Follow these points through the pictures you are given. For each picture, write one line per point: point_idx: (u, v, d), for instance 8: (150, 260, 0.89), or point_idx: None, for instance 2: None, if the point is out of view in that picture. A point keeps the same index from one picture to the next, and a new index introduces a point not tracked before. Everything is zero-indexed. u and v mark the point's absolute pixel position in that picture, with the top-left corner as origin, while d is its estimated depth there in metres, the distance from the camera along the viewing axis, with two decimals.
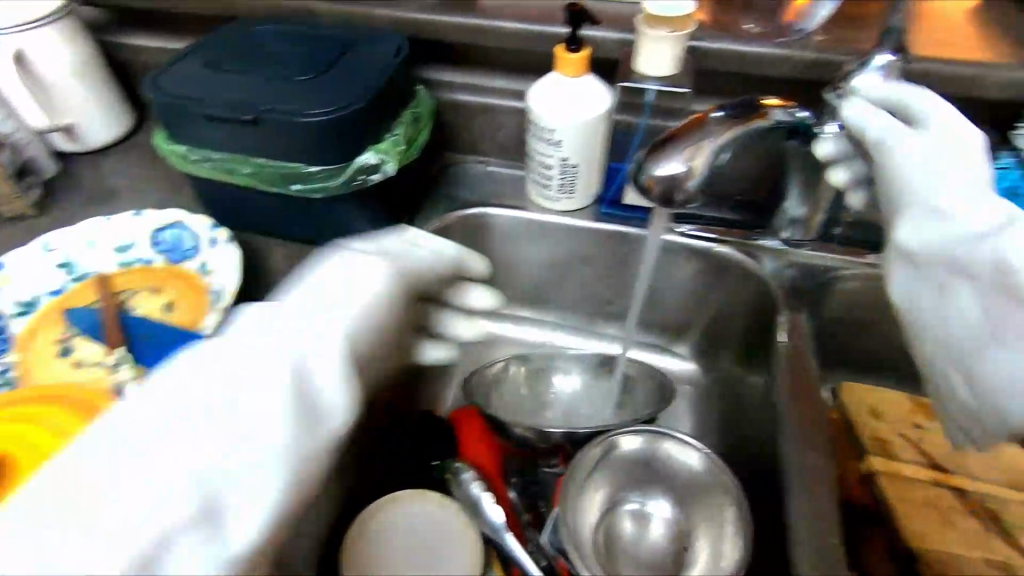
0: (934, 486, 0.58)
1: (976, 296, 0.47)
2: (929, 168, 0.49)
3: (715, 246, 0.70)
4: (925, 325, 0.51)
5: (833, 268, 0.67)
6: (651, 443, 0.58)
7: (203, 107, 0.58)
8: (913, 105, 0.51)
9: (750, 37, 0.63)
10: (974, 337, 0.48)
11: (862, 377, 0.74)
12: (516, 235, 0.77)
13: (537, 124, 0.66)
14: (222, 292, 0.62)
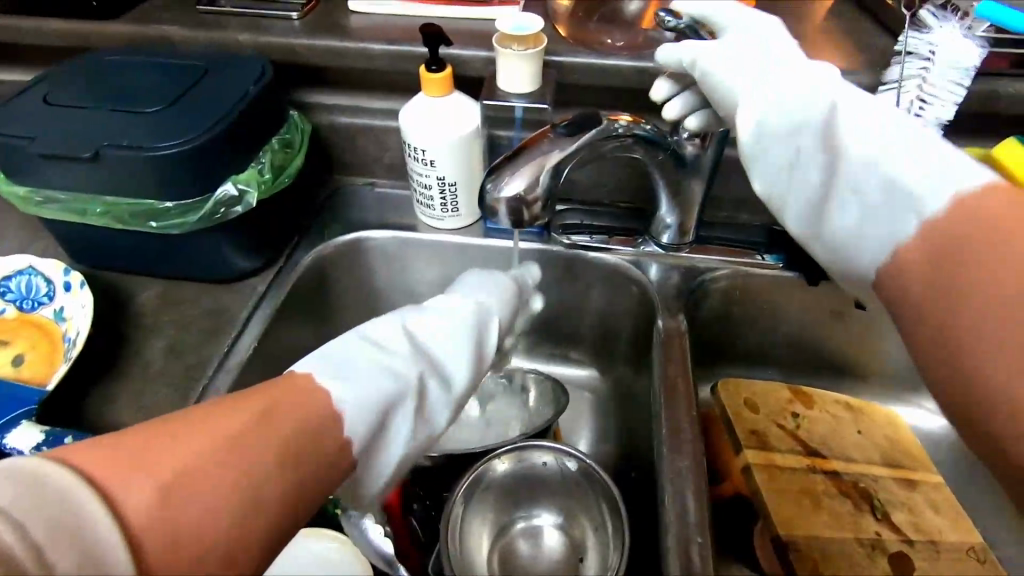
0: (808, 473, 0.61)
1: (815, 178, 0.52)
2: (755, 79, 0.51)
3: (603, 256, 0.71)
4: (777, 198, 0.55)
5: (708, 268, 0.70)
6: (522, 458, 0.56)
7: (38, 147, 0.55)
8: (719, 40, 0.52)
9: (609, 50, 0.65)
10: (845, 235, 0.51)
11: (752, 370, 0.76)
12: (406, 256, 0.76)
13: (410, 146, 0.66)
14: (75, 339, 0.58)
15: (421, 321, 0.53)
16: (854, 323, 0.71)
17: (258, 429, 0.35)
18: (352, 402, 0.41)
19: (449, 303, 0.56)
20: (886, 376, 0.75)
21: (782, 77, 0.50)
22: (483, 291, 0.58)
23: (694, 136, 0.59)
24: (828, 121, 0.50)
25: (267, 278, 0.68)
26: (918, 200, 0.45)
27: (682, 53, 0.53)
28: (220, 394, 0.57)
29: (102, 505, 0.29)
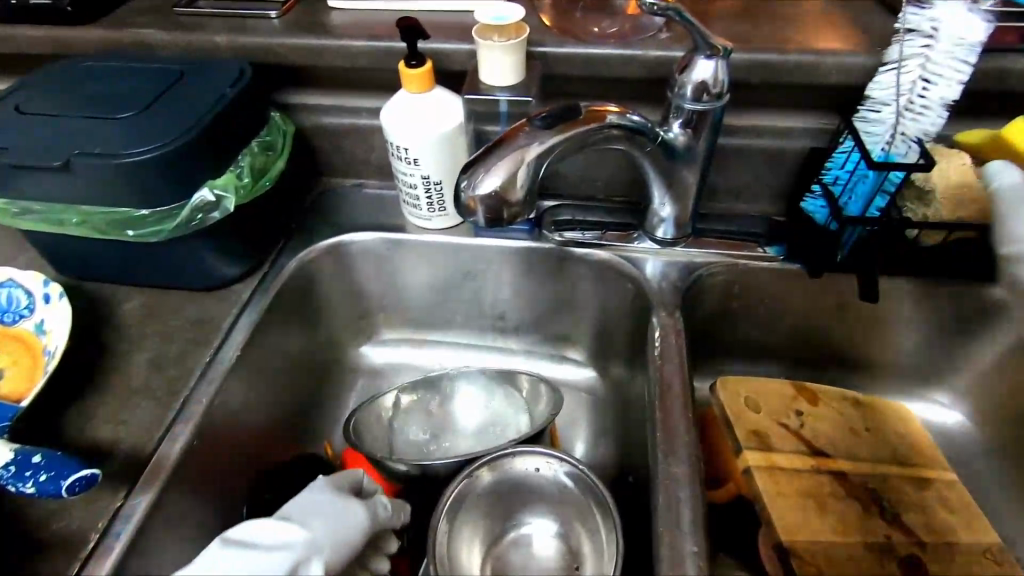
0: (813, 473, 0.58)
1: None
2: None
3: (595, 252, 0.69)
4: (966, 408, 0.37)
5: (705, 263, 0.67)
6: (511, 463, 0.55)
7: (9, 156, 0.54)
8: None
9: (596, 39, 0.63)
10: None
11: (756, 367, 0.73)
12: (395, 259, 0.74)
13: (393, 144, 0.64)
14: (54, 352, 0.56)
15: (243, 548, 0.46)
16: (861, 316, 0.68)
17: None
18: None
19: (269, 539, 0.47)
20: (897, 370, 0.71)
21: None
22: (314, 515, 0.50)
23: (685, 126, 0.57)
24: None
25: (251, 284, 0.67)
26: None
27: None
28: (201, 406, 0.56)
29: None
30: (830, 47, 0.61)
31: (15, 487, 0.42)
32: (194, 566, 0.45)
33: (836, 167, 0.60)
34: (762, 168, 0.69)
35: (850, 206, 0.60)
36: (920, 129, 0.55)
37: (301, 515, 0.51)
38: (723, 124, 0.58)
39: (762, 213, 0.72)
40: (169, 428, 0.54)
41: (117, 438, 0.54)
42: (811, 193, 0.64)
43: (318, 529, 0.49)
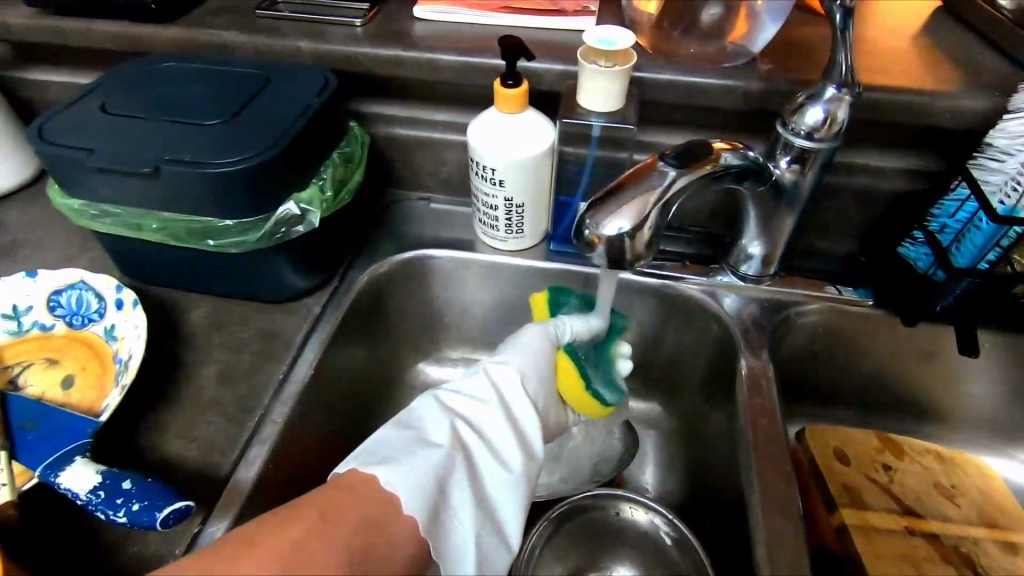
0: (905, 534, 0.56)
1: None
2: None
3: (676, 285, 0.66)
4: None
5: (790, 304, 0.65)
6: (599, 504, 0.54)
7: (96, 159, 0.52)
8: None
9: (696, 67, 0.60)
10: None
11: (831, 411, 0.71)
12: (464, 277, 0.72)
13: (478, 163, 0.61)
14: (127, 362, 0.55)
15: (454, 393, 0.51)
16: (949, 367, 0.66)
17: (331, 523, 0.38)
18: (410, 490, 0.42)
19: (482, 390, 0.52)
20: (979, 424, 0.69)
21: None
22: (540, 361, 0.55)
23: (793, 163, 0.54)
24: None
25: (322, 298, 0.65)
26: None
27: None
28: (276, 428, 0.54)
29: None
30: (942, 87, 0.59)
31: (107, 515, 0.41)
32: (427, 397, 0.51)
33: (945, 215, 0.58)
34: (853, 207, 0.66)
35: (957, 256, 0.57)
36: None
37: (498, 358, 0.55)
38: (831, 163, 0.55)
39: (846, 252, 0.69)
40: (243, 450, 0.52)
41: (190, 456, 0.52)
42: (912, 239, 0.62)
43: (520, 367, 0.53)
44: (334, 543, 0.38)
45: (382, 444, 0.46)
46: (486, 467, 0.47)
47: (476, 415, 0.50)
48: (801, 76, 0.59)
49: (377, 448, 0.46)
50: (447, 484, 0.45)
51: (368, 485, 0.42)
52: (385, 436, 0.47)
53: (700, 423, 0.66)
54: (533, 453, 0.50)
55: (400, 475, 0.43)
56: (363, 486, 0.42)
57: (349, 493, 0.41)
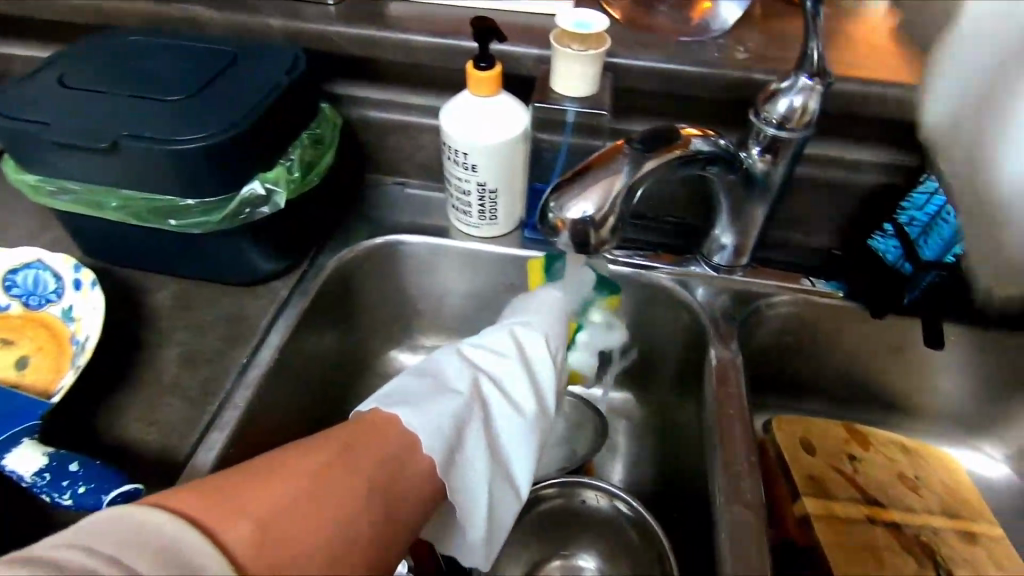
0: (867, 523, 0.56)
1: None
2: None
3: (650, 274, 0.66)
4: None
5: (761, 295, 0.65)
6: (564, 493, 0.53)
7: (53, 133, 0.50)
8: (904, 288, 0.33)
9: (673, 54, 0.60)
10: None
11: (801, 402, 0.71)
12: (438, 264, 0.71)
13: (450, 147, 0.60)
14: (83, 344, 0.53)
15: (476, 348, 0.53)
16: (917, 360, 0.66)
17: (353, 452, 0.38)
18: (431, 430, 0.43)
19: (504, 345, 0.53)
20: (946, 417, 0.69)
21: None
22: (557, 323, 0.57)
23: (765, 153, 0.54)
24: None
25: (290, 282, 0.64)
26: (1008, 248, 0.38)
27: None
28: (237, 413, 0.53)
29: (204, 545, 0.30)
30: (916, 80, 0.58)
31: (51, 498, 0.40)
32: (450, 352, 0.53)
33: (914, 207, 0.58)
34: (827, 199, 0.66)
35: (925, 249, 0.58)
36: None
37: (518, 318, 0.57)
38: (803, 153, 0.55)
39: (820, 244, 0.69)
40: (203, 435, 0.51)
41: (146, 440, 0.51)
42: (882, 232, 0.62)
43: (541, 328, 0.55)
44: (358, 478, 0.37)
45: (405, 388, 0.47)
46: (503, 420, 0.49)
47: (498, 370, 0.52)
48: (777, 65, 0.59)
49: (400, 390, 0.47)
50: (465, 429, 0.46)
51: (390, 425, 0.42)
52: (408, 381, 0.48)
53: (671, 413, 0.66)
54: (547, 410, 0.52)
55: (423, 415, 0.44)
56: (386, 423, 0.42)
57: (369, 432, 0.40)
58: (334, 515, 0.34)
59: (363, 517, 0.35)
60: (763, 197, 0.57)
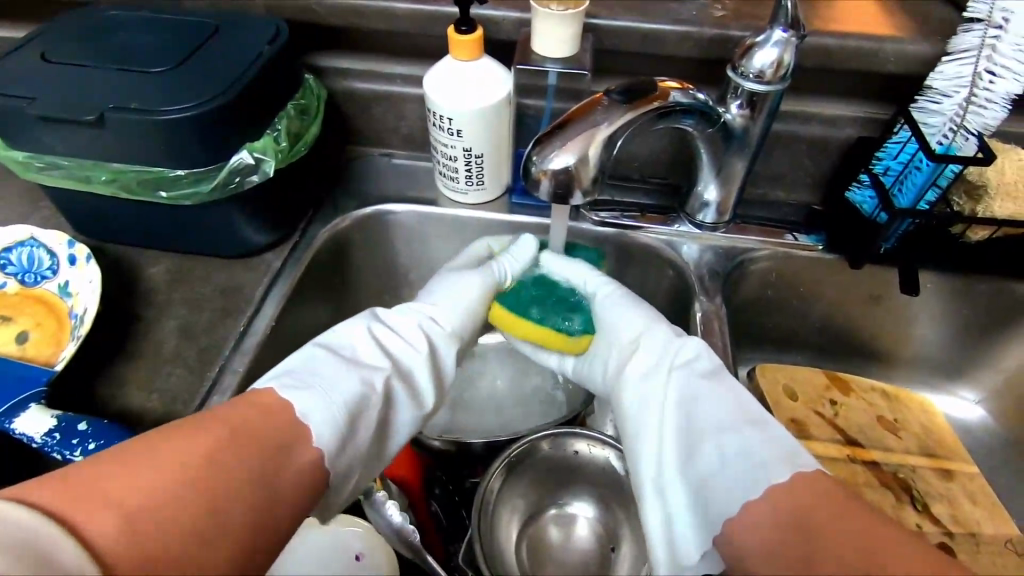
0: (847, 462, 0.59)
1: (715, 452, 0.44)
2: (694, 421, 0.46)
3: (636, 234, 0.67)
4: (706, 421, 0.46)
5: (745, 250, 0.66)
6: (556, 443, 0.55)
7: (38, 107, 0.51)
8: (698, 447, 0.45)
9: (651, 14, 0.61)
10: (713, 453, 0.44)
11: (785, 354, 0.73)
12: (426, 233, 0.72)
13: (434, 113, 0.61)
14: (82, 317, 0.54)
15: (388, 330, 0.53)
16: (894, 309, 0.68)
17: (240, 443, 0.38)
18: (324, 420, 0.42)
19: (416, 337, 0.53)
20: (923, 363, 0.72)
21: (716, 410, 0.46)
22: (473, 306, 0.57)
23: (743, 107, 0.56)
24: (695, 426, 0.46)
25: (282, 253, 0.65)
26: (692, 420, 0.46)
27: (701, 425, 0.46)
28: (237, 378, 0.54)
29: (66, 544, 0.31)
30: (890, 32, 0.60)
31: (63, 455, 0.44)
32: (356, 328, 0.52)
33: (889, 157, 0.60)
34: (806, 155, 0.68)
35: (900, 197, 0.60)
36: (981, 121, 0.53)
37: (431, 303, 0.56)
38: (780, 107, 0.57)
39: (799, 200, 0.71)
40: (204, 400, 0.53)
41: (148, 407, 0.52)
42: (859, 183, 0.63)
43: (452, 316, 0.55)
44: (241, 460, 0.37)
45: (309, 369, 0.46)
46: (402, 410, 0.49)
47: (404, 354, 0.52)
48: (753, 22, 0.60)
49: (303, 372, 0.45)
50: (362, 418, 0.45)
51: (283, 410, 0.42)
52: (314, 358, 0.47)
53: None
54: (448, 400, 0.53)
55: (316, 405, 0.43)
56: (276, 405, 0.42)
57: (256, 411, 0.40)
58: (215, 498, 0.35)
59: (248, 492, 0.37)
60: (744, 150, 0.59)
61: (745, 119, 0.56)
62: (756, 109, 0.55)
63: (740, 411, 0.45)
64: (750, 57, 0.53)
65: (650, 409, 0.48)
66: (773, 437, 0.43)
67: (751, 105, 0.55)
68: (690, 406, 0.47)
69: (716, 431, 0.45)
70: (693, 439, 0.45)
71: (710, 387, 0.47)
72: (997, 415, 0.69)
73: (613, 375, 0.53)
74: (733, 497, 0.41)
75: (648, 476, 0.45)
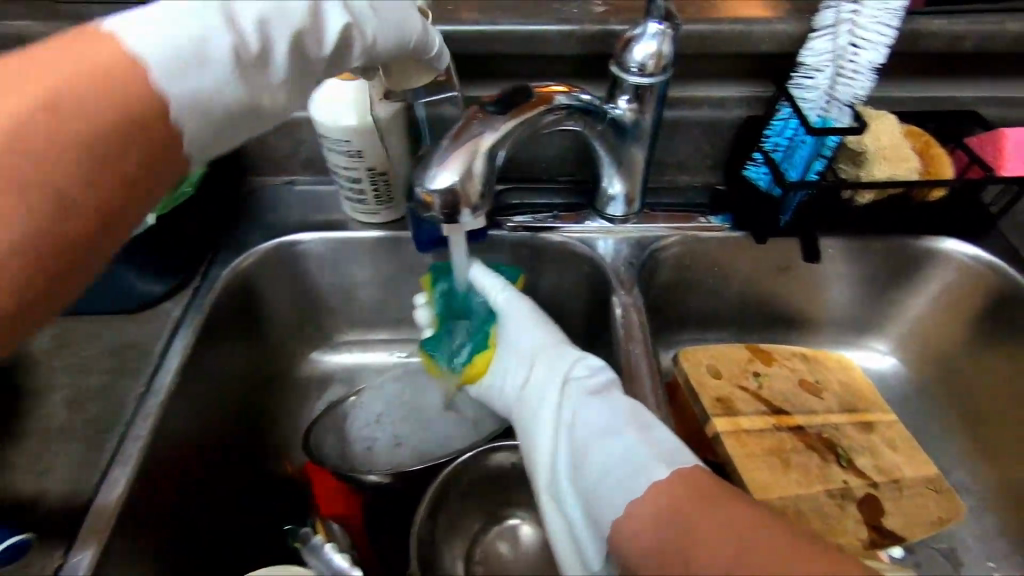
0: (774, 432, 0.61)
1: (598, 455, 0.45)
2: (578, 428, 0.48)
3: (550, 236, 0.67)
4: (589, 427, 0.48)
5: (655, 239, 0.68)
6: (484, 462, 0.55)
7: None
8: (583, 452, 0.47)
9: (532, 15, 0.60)
10: (597, 455, 0.45)
11: (708, 332, 0.75)
12: (337, 260, 0.70)
13: (328, 137, 0.58)
14: None
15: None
16: (801, 277, 0.71)
17: (93, 68, 0.36)
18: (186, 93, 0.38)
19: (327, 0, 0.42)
20: (835, 323, 0.75)
21: (597, 415, 0.48)
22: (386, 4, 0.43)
23: (631, 101, 0.56)
24: (579, 433, 0.48)
25: (181, 301, 0.61)
26: (576, 428, 0.49)
27: (585, 429, 0.48)
28: (140, 444, 0.51)
29: None
30: (761, 14, 0.62)
31: None
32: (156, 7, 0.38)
33: (775, 133, 0.62)
34: (703, 139, 0.69)
35: (791, 170, 0.62)
36: (852, 92, 0.56)
37: None
38: (667, 97, 0.58)
39: (703, 182, 0.73)
40: (105, 472, 0.49)
41: (40, 490, 0.48)
42: (753, 161, 0.65)
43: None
44: (85, 95, 0.35)
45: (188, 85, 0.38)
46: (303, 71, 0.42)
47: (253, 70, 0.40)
48: (632, 15, 0.61)
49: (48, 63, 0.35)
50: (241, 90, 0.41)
51: (128, 46, 0.36)
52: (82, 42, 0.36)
53: None
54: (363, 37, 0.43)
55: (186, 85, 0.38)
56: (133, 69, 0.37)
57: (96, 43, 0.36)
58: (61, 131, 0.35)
59: (91, 119, 0.35)
60: (641, 142, 0.59)
61: (636, 114, 0.57)
62: (646, 103, 0.56)
63: (618, 413, 0.48)
64: (629, 52, 0.53)
65: (542, 423, 0.51)
66: (648, 436, 0.45)
67: (641, 99, 0.56)
68: (574, 414, 0.49)
69: (597, 434, 0.47)
70: (577, 442, 0.47)
71: (590, 392, 0.50)
72: (905, 362, 0.74)
73: (516, 388, 0.55)
74: (615, 497, 0.43)
75: (545, 485, 0.48)
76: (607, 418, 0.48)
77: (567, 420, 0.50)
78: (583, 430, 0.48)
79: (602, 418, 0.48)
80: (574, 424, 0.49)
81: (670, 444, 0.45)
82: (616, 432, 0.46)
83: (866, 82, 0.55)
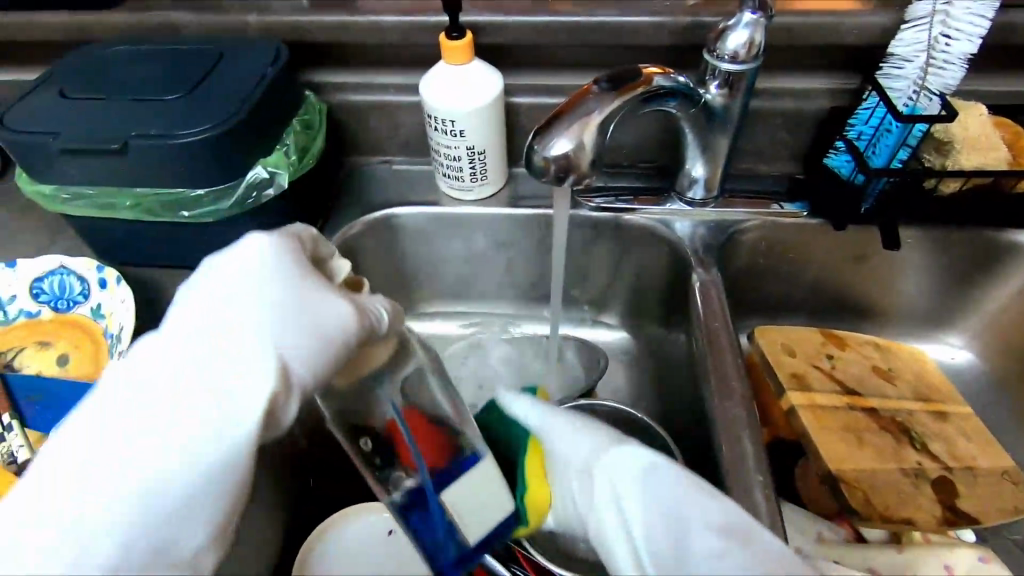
0: (847, 410, 0.63)
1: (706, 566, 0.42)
2: (662, 531, 0.44)
3: (632, 215, 0.71)
4: (669, 531, 0.44)
5: (734, 223, 0.70)
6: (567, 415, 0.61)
7: (61, 142, 0.54)
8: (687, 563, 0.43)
9: (627, 8, 0.64)
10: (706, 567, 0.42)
11: (779, 318, 0.78)
12: (431, 233, 0.76)
13: (436, 117, 0.64)
14: (119, 334, 0.57)
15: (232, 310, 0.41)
16: (878, 267, 0.73)
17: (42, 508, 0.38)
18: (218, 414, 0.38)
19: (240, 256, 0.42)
20: (910, 315, 0.76)
21: (675, 513, 0.44)
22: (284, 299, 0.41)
23: (721, 87, 0.59)
24: (664, 540, 0.43)
25: None
26: (654, 532, 0.44)
27: (667, 531, 0.44)
28: None
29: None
30: (850, 7, 0.64)
31: None
32: (191, 371, 0.38)
33: (861, 122, 0.64)
34: (785, 129, 0.72)
35: (874, 158, 0.64)
36: (941, 82, 0.58)
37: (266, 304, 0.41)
38: (756, 83, 0.60)
39: (782, 171, 0.75)
40: None
41: None
42: (835, 149, 0.67)
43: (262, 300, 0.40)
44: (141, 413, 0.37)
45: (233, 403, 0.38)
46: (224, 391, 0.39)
47: (283, 406, 0.39)
48: (722, 8, 0.64)
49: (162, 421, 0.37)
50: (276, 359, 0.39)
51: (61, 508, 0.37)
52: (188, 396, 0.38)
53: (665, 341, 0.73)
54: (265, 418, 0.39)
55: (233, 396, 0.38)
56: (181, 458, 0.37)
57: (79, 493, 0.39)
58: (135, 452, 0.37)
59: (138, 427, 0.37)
60: (728, 124, 0.62)
61: (726, 97, 0.60)
62: (737, 88, 0.59)
63: (695, 509, 0.44)
64: (724, 40, 0.57)
65: (614, 529, 0.45)
66: (756, 542, 0.42)
67: (732, 84, 0.59)
68: (648, 518, 0.44)
69: (691, 542, 0.43)
70: (674, 553, 0.43)
71: (656, 484, 0.46)
72: (981, 357, 0.74)
73: (575, 493, 0.50)
74: None
75: None
76: (687, 517, 0.44)
77: (641, 521, 0.44)
78: (661, 535, 0.43)
79: (680, 519, 0.44)
80: (665, 526, 0.44)
81: (780, 548, 0.43)
82: (708, 533, 0.43)
83: (957, 72, 0.56)
